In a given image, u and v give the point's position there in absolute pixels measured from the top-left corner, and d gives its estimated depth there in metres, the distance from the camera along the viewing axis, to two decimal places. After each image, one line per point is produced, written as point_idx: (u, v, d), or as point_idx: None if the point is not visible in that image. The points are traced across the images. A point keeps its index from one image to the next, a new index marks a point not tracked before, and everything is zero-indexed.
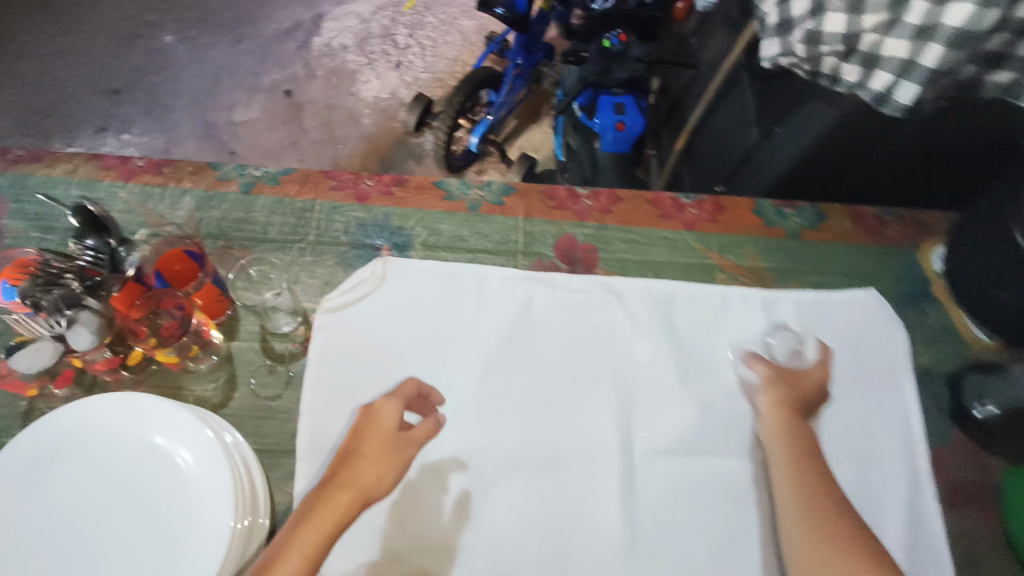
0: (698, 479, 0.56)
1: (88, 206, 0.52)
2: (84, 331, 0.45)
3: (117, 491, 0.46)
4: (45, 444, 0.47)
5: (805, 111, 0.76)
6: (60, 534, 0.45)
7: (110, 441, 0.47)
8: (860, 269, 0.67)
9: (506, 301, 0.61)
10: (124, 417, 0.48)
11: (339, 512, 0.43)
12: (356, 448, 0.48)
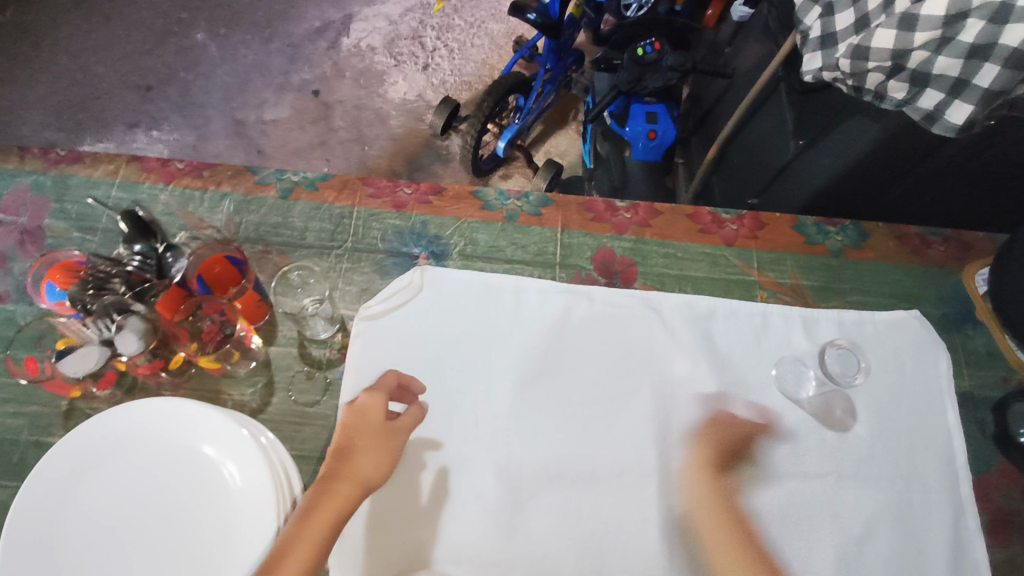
0: (736, 500, 0.55)
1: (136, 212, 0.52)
2: (132, 338, 0.49)
3: (153, 504, 0.46)
4: (84, 452, 0.47)
5: (848, 125, 0.75)
6: (100, 543, 0.44)
7: (150, 453, 0.47)
8: (902, 289, 0.66)
9: (543, 313, 0.61)
10: (165, 427, 0.48)
11: (339, 505, 0.44)
12: (351, 442, 0.48)
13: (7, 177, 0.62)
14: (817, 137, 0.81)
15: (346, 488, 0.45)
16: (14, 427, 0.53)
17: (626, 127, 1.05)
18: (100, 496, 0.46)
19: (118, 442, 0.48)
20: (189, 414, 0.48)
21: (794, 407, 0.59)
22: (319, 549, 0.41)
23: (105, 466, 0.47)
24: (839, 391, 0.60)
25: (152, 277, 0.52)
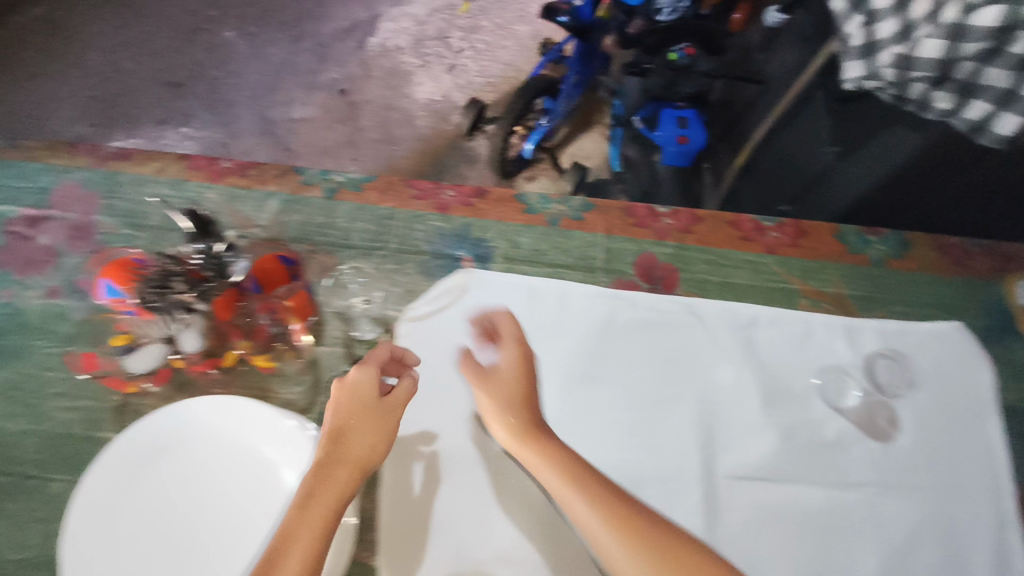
0: (779, 507, 0.56)
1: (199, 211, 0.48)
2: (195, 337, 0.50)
3: (211, 507, 0.48)
4: (137, 454, 0.47)
5: (887, 136, 0.76)
6: (166, 538, 0.46)
7: (205, 454, 0.49)
8: (945, 300, 0.66)
9: (586, 318, 0.61)
10: (219, 430, 0.50)
11: (339, 491, 0.42)
12: (344, 424, 0.47)
13: (57, 173, 0.62)
14: (854, 146, 0.81)
15: (343, 471, 0.44)
16: (67, 421, 0.53)
17: (657, 131, 1.04)
18: (157, 498, 0.47)
19: (172, 445, 0.49)
20: (244, 417, 0.49)
21: (837, 416, 0.59)
22: (321, 543, 0.40)
23: (161, 468, 0.48)
24: (883, 401, 0.60)
25: (214, 278, 0.50)
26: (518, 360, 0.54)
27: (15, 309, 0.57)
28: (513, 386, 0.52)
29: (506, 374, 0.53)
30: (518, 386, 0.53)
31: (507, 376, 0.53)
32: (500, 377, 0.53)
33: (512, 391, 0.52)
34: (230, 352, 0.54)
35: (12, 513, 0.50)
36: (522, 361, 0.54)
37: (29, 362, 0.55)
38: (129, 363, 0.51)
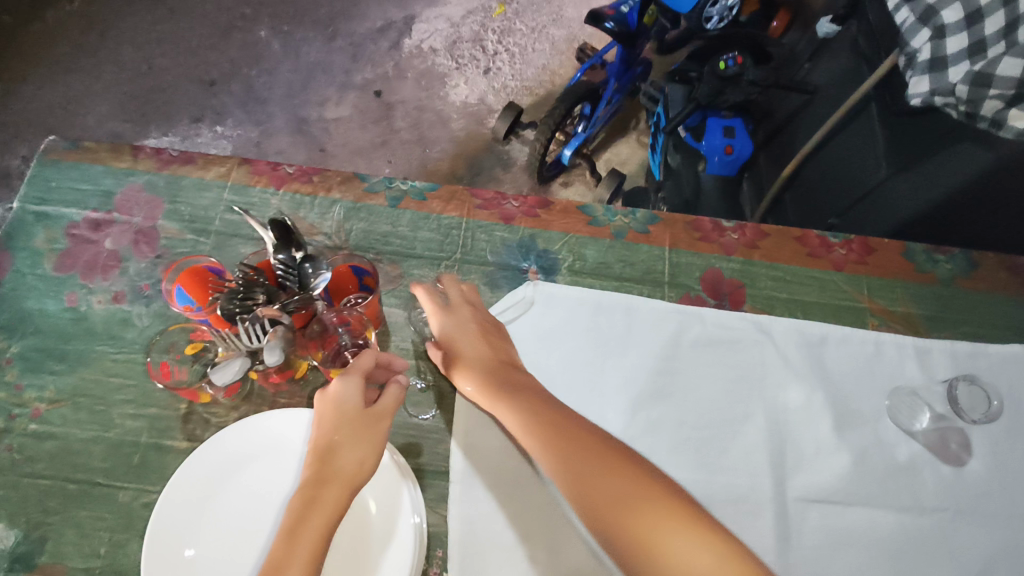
0: (852, 532, 0.54)
1: (283, 218, 0.46)
2: (275, 351, 0.45)
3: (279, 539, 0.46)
4: (213, 465, 0.48)
5: (953, 153, 0.74)
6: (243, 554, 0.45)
7: (266, 486, 0.48)
8: (1015, 321, 0.64)
9: (654, 333, 0.60)
10: (280, 459, 0.49)
11: (326, 515, 0.41)
12: (329, 438, 0.45)
13: (120, 176, 0.62)
14: (915, 161, 0.80)
15: (331, 491, 0.42)
16: (134, 429, 0.53)
17: (703, 141, 1.04)
18: (225, 538, 0.46)
19: (233, 478, 0.48)
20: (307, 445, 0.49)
21: (908, 438, 0.58)
22: (313, 569, 0.39)
23: (224, 504, 0.47)
24: (957, 425, 0.59)
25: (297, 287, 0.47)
26: (470, 327, 0.54)
27: (79, 313, 0.56)
28: (469, 352, 0.53)
29: (463, 349, 0.53)
30: (477, 351, 0.53)
31: (454, 338, 0.54)
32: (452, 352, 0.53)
33: (475, 357, 0.52)
34: (302, 362, 0.53)
35: (79, 522, 0.50)
36: (470, 327, 0.54)
37: (95, 368, 0.54)
38: (217, 378, 0.47)
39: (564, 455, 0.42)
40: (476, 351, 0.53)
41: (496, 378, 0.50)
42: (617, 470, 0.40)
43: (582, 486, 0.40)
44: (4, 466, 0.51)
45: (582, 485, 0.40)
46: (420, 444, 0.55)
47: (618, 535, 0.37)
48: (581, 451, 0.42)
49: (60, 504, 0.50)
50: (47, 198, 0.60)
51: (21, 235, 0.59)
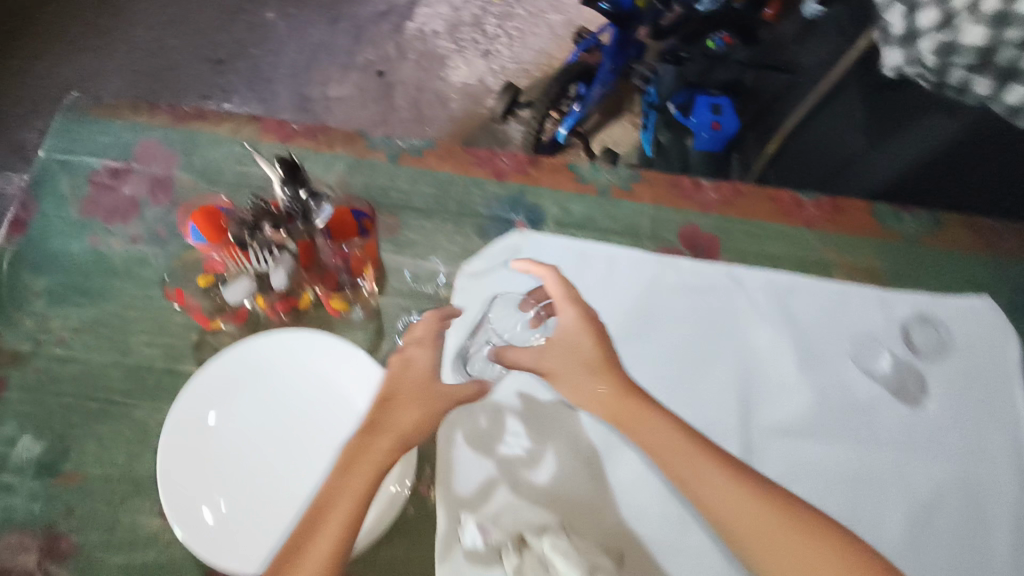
0: (812, 462, 0.59)
1: (287, 158, 0.49)
2: (281, 274, 0.52)
3: (282, 451, 0.50)
4: (224, 379, 0.51)
5: (925, 123, 0.78)
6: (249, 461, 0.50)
7: (272, 398, 0.52)
8: (974, 275, 0.68)
9: (634, 280, 0.64)
10: (284, 376, 0.52)
11: (377, 461, 0.45)
12: (394, 396, 0.48)
13: (138, 129, 0.66)
14: (891, 132, 0.83)
15: (384, 441, 0.46)
16: (149, 356, 0.57)
17: (692, 117, 1.08)
18: (234, 445, 0.50)
19: (237, 389, 0.51)
20: (312, 364, 0.53)
21: (869, 380, 0.62)
22: (357, 509, 0.43)
23: (229, 412, 0.51)
24: (915, 368, 0.63)
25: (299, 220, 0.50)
26: (579, 317, 0.53)
27: (99, 253, 0.61)
28: (576, 347, 0.53)
29: (569, 338, 0.53)
30: (588, 346, 0.52)
31: (566, 329, 0.53)
32: (552, 342, 0.53)
33: (580, 353, 0.52)
34: (305, 296, 0.58)
35: (100, 436, 0.55)
36: (581, 317, 0.53)
37: (114, 302, 0.59)
38: (226, 295, 0.54)
39: (665, 442, 0.49)
40: (584, 350, 0.52)
41: (607, 373, 0.52)
42: (720, 466, 0.47)
43: (689, 471, 0.48)
44: (32, 385, 0.56)
45: (684, 470, 0.48)
46: None
47: (768, 547, 0.45)
48: (682, 440, 0.49)
49: (82, 421, 0.55)
50: (72, 149, 0.65)
51: (45, 181, 0.63)
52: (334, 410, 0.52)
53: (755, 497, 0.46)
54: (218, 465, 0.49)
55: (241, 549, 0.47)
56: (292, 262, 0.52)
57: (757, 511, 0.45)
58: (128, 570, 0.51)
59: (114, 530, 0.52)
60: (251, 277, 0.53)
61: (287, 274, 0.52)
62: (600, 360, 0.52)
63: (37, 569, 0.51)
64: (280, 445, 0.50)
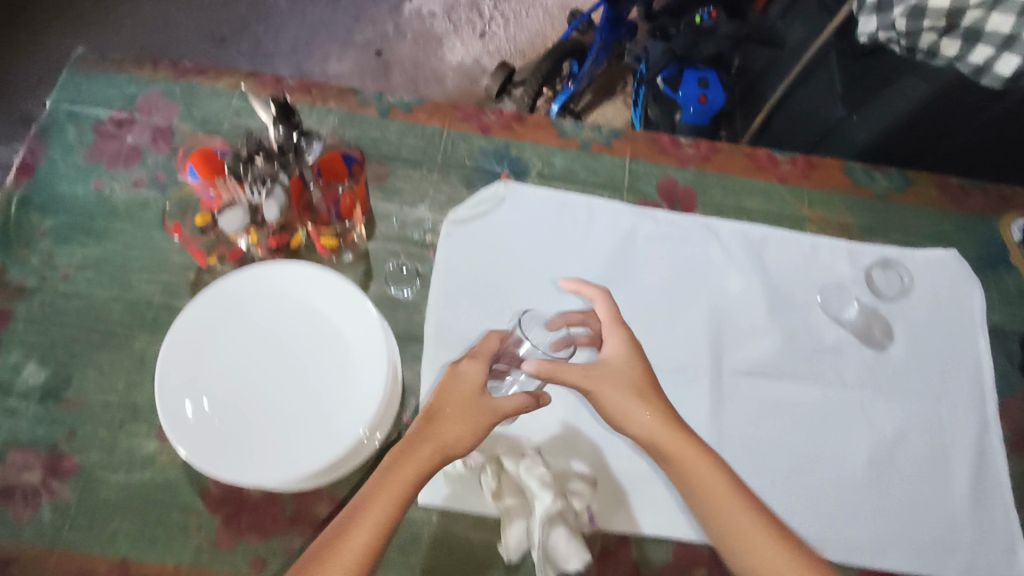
0: (779, 400, 0.62)
1: (280, 97, 0.53)
2: (274, 207, 0.55)
3: (270, 373, 0.52)
4: (224, 298, 0.54)
5: (898, 86, 0.81)
6: (236, 374, 0.51)
7: (269, 323, 0.54)
8: (941, 230, 0.71)
9: (614, 229, 0.67)
10: (284, 307, 0.55)
11: (417, 470, 0.48)
12: (442, 410, 0.50)
13: (142, 83, 0.69)
14: (867, 99, 0.87)
15: (425, 450, 0.49)
16: (149, 292, 0.60)
17: (679, 91, 1.09)
18: (225, 358, 0.52)
19: (241, 311, 0.54)
20: (312, 301, 0.55)
21: (836, 325, 0.65)
22: (392, 513, 0.46)
23: (233, 331, 0.53)
24: (881, 315, 0.66)
25: (292, 156, 0.55)
26: (629, 346, 0.54)
27: (102, 196, 0.64)
28: (624, 371, 0.53)
29: (618, 365, 0.53)
30: (632, 375, 0.53)
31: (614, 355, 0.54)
32: (609, 367, 0.53)
33: (627, 377, 0.53)
34: (297, 236, 0.61)
35: (100, 365, 0.58)
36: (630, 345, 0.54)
37: (116, 241, 0.62)
38: (224, 226, 0.56)
39: (681, 458, 0.50)
40: (631, 376, 0.53)
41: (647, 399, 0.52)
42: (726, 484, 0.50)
43: (699, 488, 0.50)
44: (38, 317, 0.59)
45: (695, 485, 0.50)
46: (398, 314, 0.62)
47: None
48: (697, 459, 0.50)
49: (83, 350, 0.58)
50: (78, 100, 0.68)
51: (52, 130, 0.66)
52: (333, 343, 0.54)
53: (753, 516, 0.49)
54: (216, 373, 0.51)
55: (225, 458, 0.48)
56: (284, 196, 0.55)
57: (747, 525, 0.48)
58: (127, 487, 0.54)
59: (114, 451, 0.55)
60: (247, 208, 0.56)
61: (279, 207, 0.55)
62: (637, 388, 0.52)
63: (42, 485, 0.54)
64: (278, 367, 0.52)
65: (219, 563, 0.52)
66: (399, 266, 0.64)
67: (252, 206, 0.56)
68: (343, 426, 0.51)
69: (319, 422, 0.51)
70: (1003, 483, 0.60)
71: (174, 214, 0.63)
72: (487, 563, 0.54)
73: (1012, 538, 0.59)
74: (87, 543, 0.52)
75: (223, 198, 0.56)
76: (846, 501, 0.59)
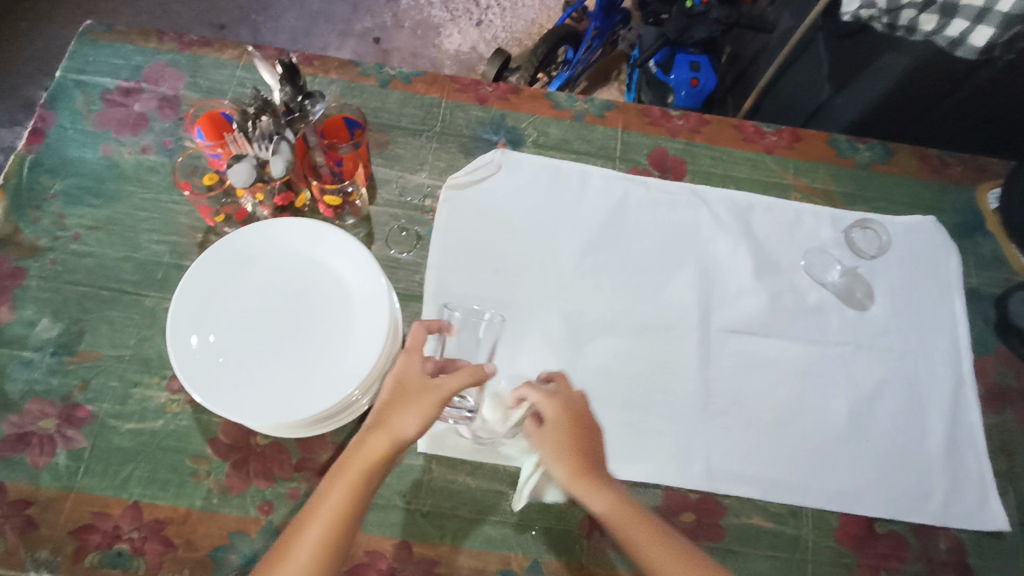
0: (765, 357, 0.64)
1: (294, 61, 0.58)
2: (281, 162, 0.58)
3: (280, 322, 0.55)
4: (232, 246, 0.56)
5: (880, 62, 0.85)
6: (246, 316, 0.54)
7: (274, 271, 0.57)
8: (920, 198, 0.74)
9: (606, 195, 0.70)
10: (289, 259, 0.57)
11: (368, 459, 0.47)
12: (394, 398, 0.49)
13: (149, 55, 0.72)
14: (851, 77, 0.90)
15: (378, 438, 0.48)
16: (158, 251, 0.63)
17: (672, 75, 1.13)
18: (234, 304, 0.55)
19: (251, 266, 0.56)
20: (321, 257, 0.57)
21: (819, 287, 0.68)
22: (346, 505, 0.46)
23: (242, 282, 0.56)
24: (862, 277, 0.69)
25: (299, 114, 0.60)
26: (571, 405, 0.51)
27: (113, 162, 0.67)
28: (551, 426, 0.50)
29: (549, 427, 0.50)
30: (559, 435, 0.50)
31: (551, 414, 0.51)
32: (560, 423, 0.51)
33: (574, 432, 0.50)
34: (302, 196, 0.65)
35: (111, 320, 0.60)
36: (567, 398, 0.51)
37: (125, 204, 0.65)
38: (230, 178, 0.57)
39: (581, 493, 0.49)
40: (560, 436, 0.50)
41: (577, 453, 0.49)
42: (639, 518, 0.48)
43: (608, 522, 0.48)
44: (50, 275, 0.61)
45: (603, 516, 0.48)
46: (399, 274, 0.64)
47: None
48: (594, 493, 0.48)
49: (95, 306, 0.60)
50: (86, 70, 0.71)
51: (61, 98, 0.69)
52: (341, 309, 0.56)
53: (650, 536, 0.47)
54: (226, 312, 0.54)
55: (222, 392, 0.51)
56: (289, 153, 0.58)
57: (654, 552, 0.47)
58: (139, 435, 0.56)
59: (126, 402, 0.57)
60: (253, 162, 0.58)
61: (285, 163, 0.58)
62: (562, 444, 0.50)
63: (57, 433, 0.55)
64: (290, 325, 0.55)
65: (228, 506, 0.54)
66: (399, 228, 0.66)
67: (258, 161, 0.58)
68: (337, 386, 0.52)
69: (317, 379, 0.53)
70: (977, 435, 0.63)
71: (183, 172, 0.64)
72: (483, 507, 0.57)
73: (986, 486, 0.61)
74: (101, 489, 0.54)
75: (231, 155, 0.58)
76: (829, 451, 0.61)
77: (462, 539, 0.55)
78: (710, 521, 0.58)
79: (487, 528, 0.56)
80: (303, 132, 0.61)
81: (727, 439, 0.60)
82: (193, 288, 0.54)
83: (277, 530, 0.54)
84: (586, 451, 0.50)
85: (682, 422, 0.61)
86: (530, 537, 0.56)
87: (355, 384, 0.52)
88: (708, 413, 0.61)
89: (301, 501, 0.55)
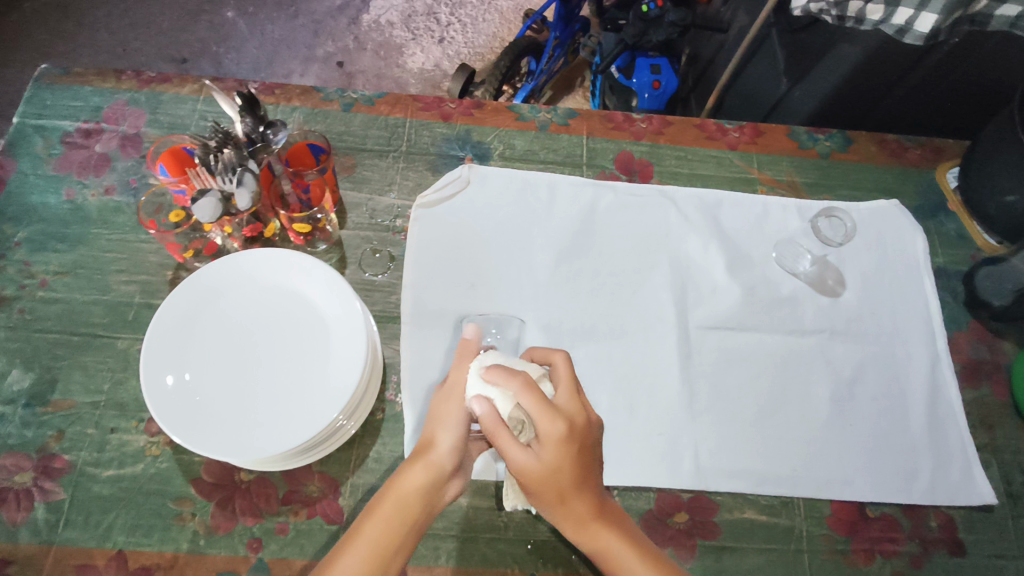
0: (742, 349, 0.65)
1: (245, 90, 0.62)
2: (247, 193, 0.58)
3: (258, 356, 0.54)
4: (205, 285, 0.56)
5: (833, 55, 0.87)
6: (224, 351, 0.54)
7: (246, 304, 0.56)
8: (882, 183, 0.76)
9: (576, 202, 0.70)
10: (259, 294, 0.57)
11: (407, 489, 0.46)
12: (434, 413, 0.49)
13: (107, 94, 0.72)
14: (807, 70, 0.92)
15: (418, 469, 0.47)
16: (128, 292, 0.62)
17: (633, 79, 1.13)
18: (212, 339, 0.54)
19: (224, 300, 0.56)
20: (297, 284, 0.57)
21: (791, 277, 0.69)
22: (391, 535, 0.45)
23: (211, 319, 0.55)
24: (833, 265, 0.70)
25: (262, 144, 0.63)
26: (564, 442, 0.44)
27: (77, 205, 0.66)
28: (548, 477, 0.44)
29: (550, 459, 0.44)
30: (564, 481, 0.45)
31: (542, 458, 0.44)
32: (543, 463, 0.44)
33: (562, 478, 0.45)
34: (271, 224, 0.65)
35: (85, 365, 0.59)
36: (567, 447, 0.44)
37: (91, 247, 0.64)
38: (196, 214, 0.56)
39: (587, 534, 0.48)
40: (562, 482, 0.45)
41: (588, 491, 0.46)
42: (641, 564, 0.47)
43: (602, 561, 0.48)
44: (17, 324, 0.60)
45: (598, 552, 0.48)
46: (375, 296, 0.64)
47: None
48: (599, 532, 0.47)
49: (66, 352, 0.59)
50: (43, 114, 0.70)
51: (19, 144, 0.68)
52: (320, 337, 0.55)
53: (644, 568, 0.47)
54: (201, 351, 0.53)
55: (204, 432, 0.50)
56: (254, 184, 0.59)
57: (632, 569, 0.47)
58: (120, 481, 0.55)
59: (104, 448, 0.56)
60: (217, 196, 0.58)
61: (252, 195, 0.58)
62: (574, 485, 0.45)
63: (34, 486, 0.54)
64: (268, 357, 0.54)
65: (216, 547, 0.53)
66: (372, 250, 0.66)
67: (223, 195, 0.58)
68: (321, 412, 0.52)
69: (295, 412, 0.52)
70: (958, 411, 0.64)
71: (147, 211, 0.64)
72: (476, 526, 0.56)
73: (969, 458, 0.62)
74: (83, 540, 0.52)
75: (195, 190, 0.60)
76: (816, 440, 0.61)
77: (456, 560, 0.55)
78: (703, 520, 0.58)
79: (481, 546, 0.55)
80: (267, 161, 0.64)
81: (714, 436, 0.61)
82: (168, 319, 0.53)
83: (268, 568, 0.53)
84: (593, 488, 0.46)
85: (666, 423, 0.61)
86: (526, 552, 0.55)
87: (337, 410, 0.51)
88: (693, 411, 0.62)
89: (290, 535, 0.54)
